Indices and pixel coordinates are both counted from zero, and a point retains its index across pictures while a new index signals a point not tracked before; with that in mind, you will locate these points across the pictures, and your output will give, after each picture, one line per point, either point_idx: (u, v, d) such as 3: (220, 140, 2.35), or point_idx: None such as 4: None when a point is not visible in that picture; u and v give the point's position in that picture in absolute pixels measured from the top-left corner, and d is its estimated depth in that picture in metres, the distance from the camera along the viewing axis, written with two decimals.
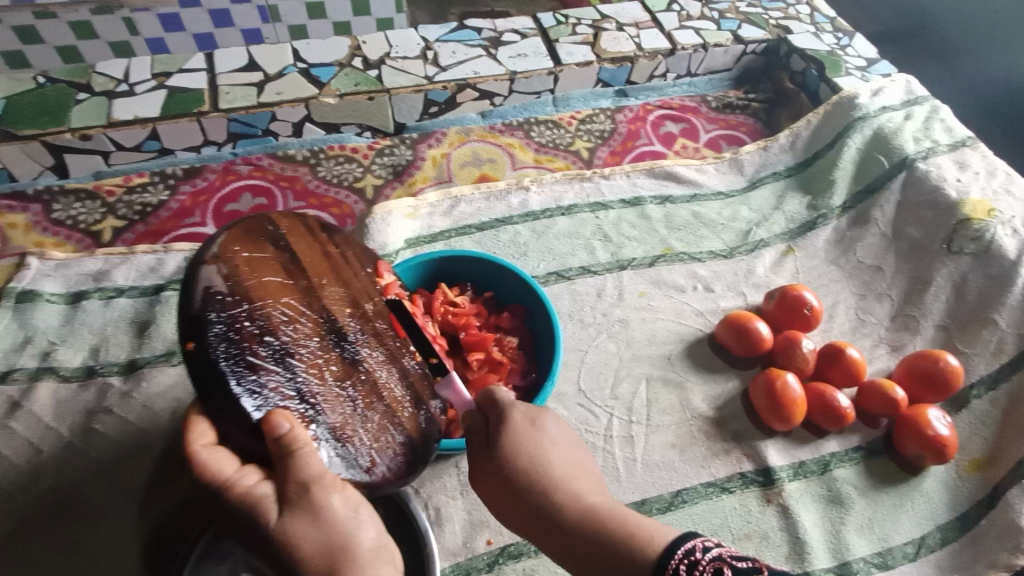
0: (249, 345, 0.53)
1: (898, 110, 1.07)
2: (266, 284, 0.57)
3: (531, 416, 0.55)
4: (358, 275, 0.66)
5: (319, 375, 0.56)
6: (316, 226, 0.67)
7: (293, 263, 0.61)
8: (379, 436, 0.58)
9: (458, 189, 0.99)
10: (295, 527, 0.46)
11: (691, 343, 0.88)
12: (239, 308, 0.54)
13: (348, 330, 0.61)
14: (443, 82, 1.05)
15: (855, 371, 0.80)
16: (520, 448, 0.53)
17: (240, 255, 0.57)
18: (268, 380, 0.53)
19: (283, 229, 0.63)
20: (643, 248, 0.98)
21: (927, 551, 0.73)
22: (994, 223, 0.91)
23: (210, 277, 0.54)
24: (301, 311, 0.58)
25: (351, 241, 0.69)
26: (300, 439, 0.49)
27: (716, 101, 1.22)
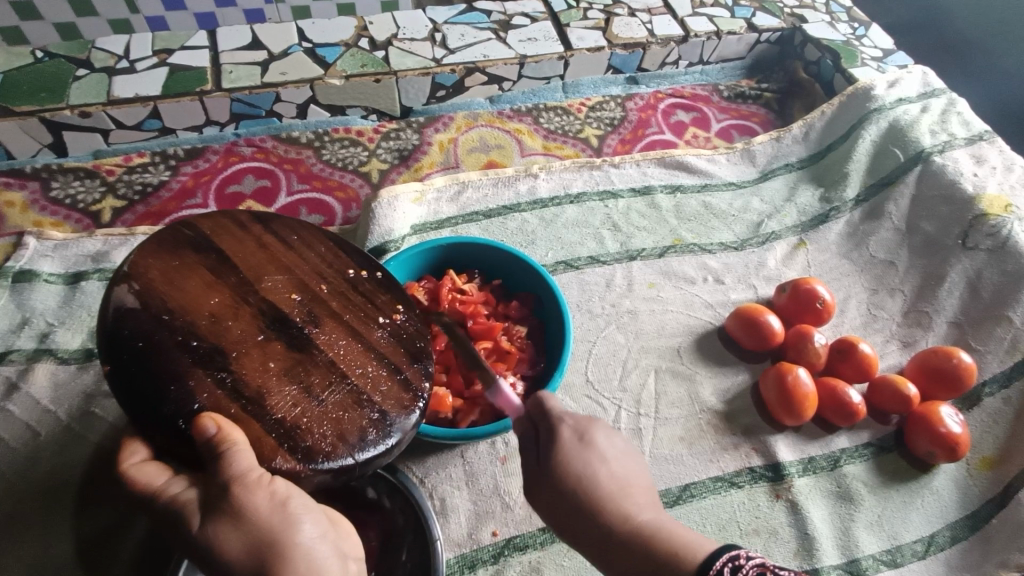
0: (170, 354, 0.54)
1: (915, 102, 1.05)
2: (188, 290, 0.57)
3: (582, 428, 0.51)
4: (306, 257, 0.64)
5: (260, 366, 0.55)
6: (246, 219, 0.65)
7: (221, 264, 0.60)
8: (340, 415, 0.55)
9: (465, 175, 0.97)
10: (218, 532, 0.44)
11: (701, 335, 0.87)
12: (157, 319, 0.55)
13: (294, 316, 0.59)
14: (452, 65, 1.03)
15: (866, 367, 0.79)
16: (570, 466, 0.50)
17: (154, 267, 0.58)
18: (197, 381, 0.53)
19: (207, 233, 0.62)
20: (653, 238, 0.96)
21: (936, 549, 0.72)
22: (1010, 218, 0.90)
23: (122, 296, 0.56)
24: (233, 308, 0.58)
25: (292, 224, 0.66)
26: (229, 438, 0.48)
27: (728, 91, 1.20)
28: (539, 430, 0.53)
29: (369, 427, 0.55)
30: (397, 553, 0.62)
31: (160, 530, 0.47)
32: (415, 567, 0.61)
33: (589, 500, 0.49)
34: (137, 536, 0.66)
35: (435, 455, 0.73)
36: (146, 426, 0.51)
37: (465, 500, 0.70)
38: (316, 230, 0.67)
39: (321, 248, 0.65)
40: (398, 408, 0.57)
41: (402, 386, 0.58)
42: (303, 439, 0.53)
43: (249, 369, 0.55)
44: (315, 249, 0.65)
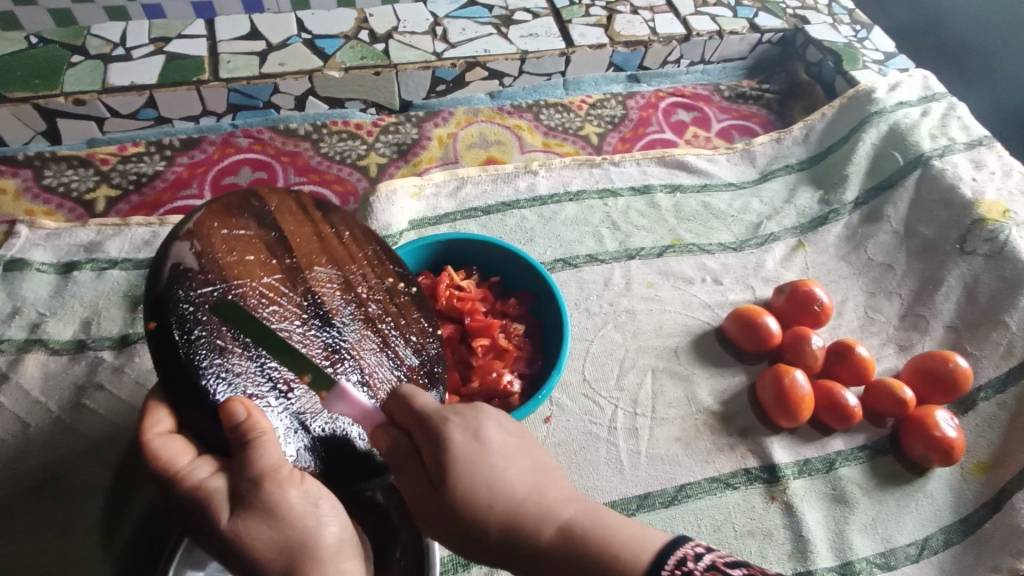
0: (218, 329, 0.51)
1: (915, 105, 1.05)
2: (245, 264, 0.54)
3: (473, 428, 0.49)
4: (355, 255, 0.63)
5: (291, 362, 0.54)
6: (310, 202, 0.62)
7: (278, 243, 0.58)
8: (357, 425, 0.57)
9: (464, 170, 0.96)
10: (248, 528, 0.44)
11: (698, 335, 0.87)
12: (211, 287, 0.52)
13: (334, 315, 0.59)
14: (452, 59, 1.02)
15: (863, 370, 0.80)
16: (466, 475, 0.47)
17: (218, 231, 0.54)
18: (235, 365, 0.51)
19: (272, 207, 0.59)
20: (652, 237, 0.96)
21: (930, 552, 0.72)
22: (1009, 224, 0.90)
23: (181, 253, 0.52)
24: (279, 292, 0.56)
25: (348, 219, 0.65)
26: (258, 428, 0.47)
27: (728, 91, 1.20)
28: (420, 440, 0.50)
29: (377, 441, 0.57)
30: (392, 550, 0.62)
31: (182, 513, 0.46)
32: (410, 565, 0.60)
33: (496, 509, 0.47)
34: (137, 513, 0.66)
35: None
36: (178, 398, 0.49)
37: None
38: (369, 230, 0.66)
39: (373, 249, 0.65)
40: None
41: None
42: (315, 444, 0.54)
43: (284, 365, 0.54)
44: (365, 249, 0.64)
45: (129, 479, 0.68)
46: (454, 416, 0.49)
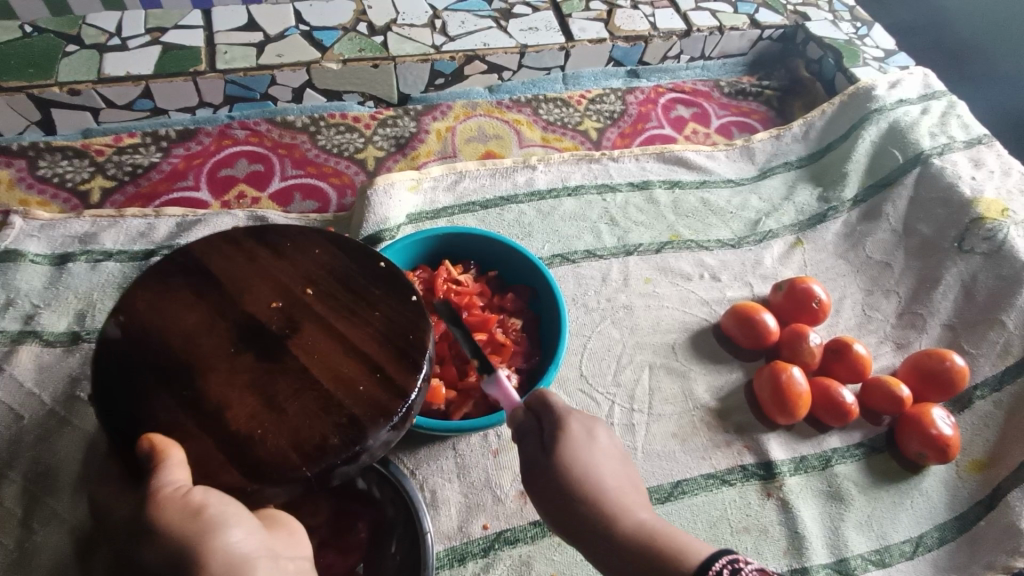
0: (138, 373, 0.54)
1: (916, 103, 1.05)
2: (164, 310, 0.58)
3: (588, 425, 0.53)
4: (294, 262, 0.63)
5: (228, 380, 0.54)
6: (236, 233, 0.64)
7: (202, 279, 0.60)
8: (306, 426, 0.53)
9: (463, 164, 0.96)
10: (141, 554, 0.44)
11: (696, 332, 0.87)
12: (127, 341, 0.56)
13: (271, 323, 0.58)
14: (451, 52, 1.01)
15: (860, 367, 0.80)
16: (575, 453, 0.51)
17: (133, 291, 0.59)
18: (162, 400, 0.53)
19: (192, 250, 0.62)
20: (650, 233, 0.96)
21: (925, 550, 0.72)
22: (1007, 223, 0.89)
23: (100, 323, 0.57)
24: (205, 323, 0.57)
25: (285, 233, 0.65)
26: (161, 454, 0.49)
27: (728, 87, 1.19)
28: (543, 427, 0.53)
29: (336, 437, 0.53)
30: (388, 545, 0.62)
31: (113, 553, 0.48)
32: (405, 560, 0.60)
33: (590, 499, 0.50)
34: None
35: (426, 447, 0.72)
36: (115, 447, 0.52)
37: (455, 492, 0.70)
38: (308, 233, 0.65)
39: (315, 252, 0.64)
40: (371, 411, 0.54)
41: (382, 385, 0.56)
42: (260, 456, 0.51)
43: (215, 384, 0.54)
44: (307, 253, 0.64)
45: None
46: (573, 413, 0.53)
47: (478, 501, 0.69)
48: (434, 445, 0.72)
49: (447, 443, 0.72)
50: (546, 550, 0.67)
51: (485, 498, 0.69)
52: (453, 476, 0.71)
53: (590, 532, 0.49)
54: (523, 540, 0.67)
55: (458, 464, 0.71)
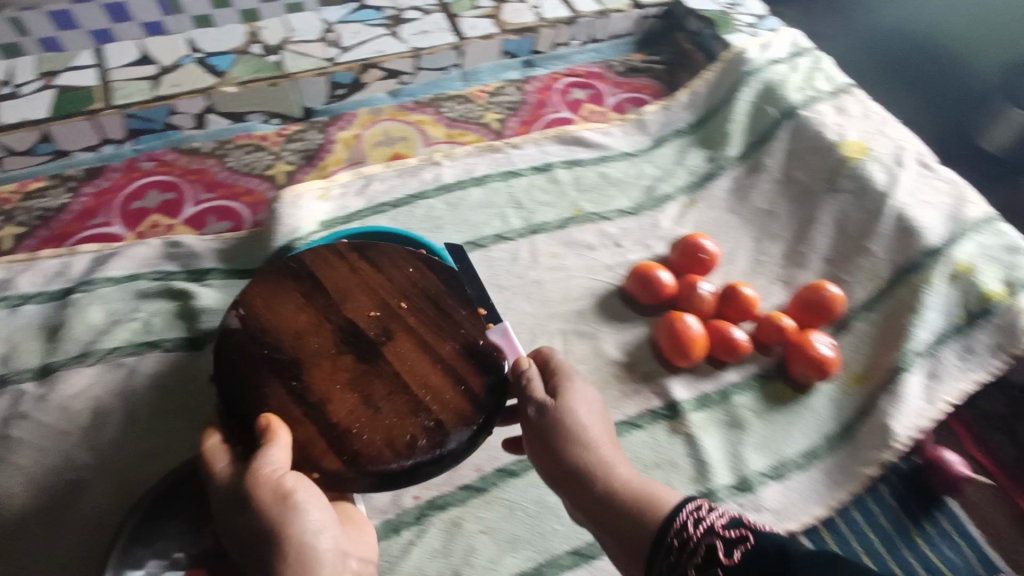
0: (259, 365, 0.65)
1: (785, 62, 1.13)
2: (282, 315, 0.68)
3: (592, 390, 0.65)
4: (385, 279, 0.72)
5: (331, 377, 0.65)
6: (345, 248, 0.74)
7: (315, 288, 0.70)
8: (399, 422, 0.64)
9: (368, 168, 1.00)
10: (244, 519, 0.54)
11: (602, 296, 0.94)
12: (252, 337, 0.66)
13: (370, 331, 0.68)
14: (346, 63, 1.05)
15: (748, 306, 0.88)
16: (575, 408, 0.62)
17: (257, 294, 0.69)
18: (276, 389, 0.64)
19: (308, 263, 0.72)
20: (555, 212, 1.02)
21: (815, 459, 0.81)
22: (868, 161, 0.99)
23: (230, 319, 0.68)
24: (319, 328, 0.68)
25: (383, 249, 0.74)
26: (273, 435, 0.59)
27: (620, 66, 1.26)
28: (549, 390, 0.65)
29: (424, 436, 0.63)
30: None
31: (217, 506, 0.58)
32: None
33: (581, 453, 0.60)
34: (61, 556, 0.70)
35: None
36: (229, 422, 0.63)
37: None
38: (403, 250, 0.74)
39: (411, 270, 0.73)
40: (451, 415, 0.65)
41: (461, 393, 0.66)
42: (358, 448, 0.62)
43: (319, 378, 0.65)
44: (400, 270, 0.72)
45: (49, 528, 0.71)
46: (580, 380, 0.65)
47: None
48: None
49: None
50: (475, 510, 0.74)
51: None
52: None
53: (580, 473, 0.60)
54: (453, 503, 0.74)
55: None
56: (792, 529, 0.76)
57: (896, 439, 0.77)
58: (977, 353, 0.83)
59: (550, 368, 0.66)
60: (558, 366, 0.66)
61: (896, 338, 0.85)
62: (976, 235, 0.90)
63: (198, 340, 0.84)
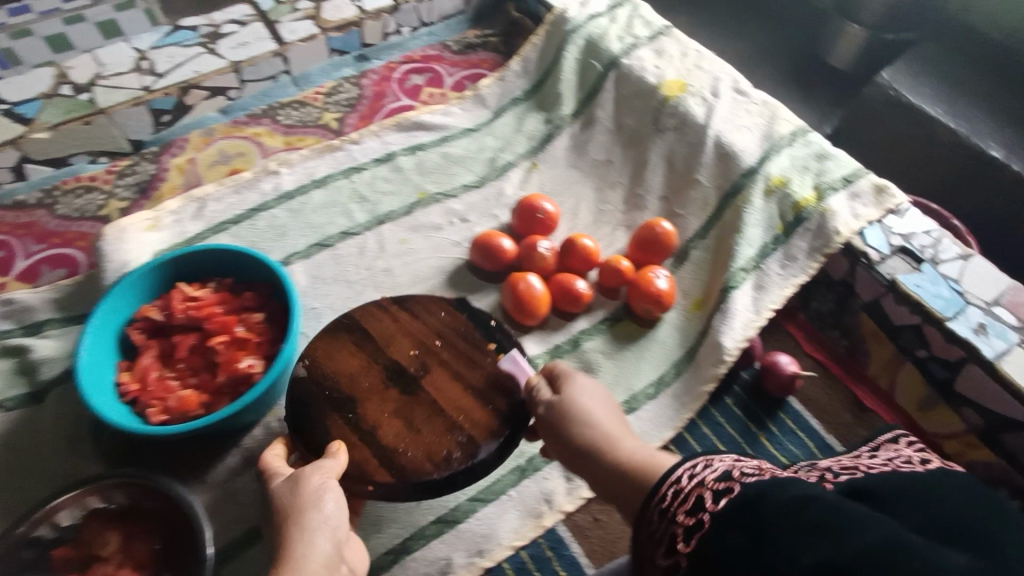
0: (320, 410, 0.75)
1: (604, 15, 1.15)
2: (341, 363, 0.79)
3: (594, 382, 0.70)
4: (428, 321, 0.83)
5: (382, 408, 0.76)
6: (389, 301, 0.85)
7: (365, 337, 0.81)
8: (437, 439, 0.73)
9: (201, 191, 0.99)
10: (285, 497, 0.63)
11: (452, 271, 0.96)
12: (324, 383, 0.78)
13: (411, 368, 0.78)
14: (163, 89, 1.04)
15: (588, 255, 0.91)
16: (578, 397, 0.68)
17: (320, 346, 0.80)
18: (336, 420, 0.75)
19: (358, 317, 0.82)
20: (400, 199, 1.03)
21: (665, 386, 0.85)
22: (686, 97, 1.02)
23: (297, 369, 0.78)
24: (371, 371, 0.78)
25: (421, 300, 0.85)
26: (336, 453, 0.69)
27: (456, 45, 1.26)
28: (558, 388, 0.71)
29: (459, 449, 0.73)
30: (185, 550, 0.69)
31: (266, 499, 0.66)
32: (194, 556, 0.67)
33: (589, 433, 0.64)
34: None
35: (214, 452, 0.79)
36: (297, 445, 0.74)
37: (245, 482, 0.77)
38: (439, 298, 0.85)
39: (444, 313, 0.83)
40: (482, 427, 0.74)
41: (484, 406, 0.75)
42: (406, 464, 0.72)
43: (372, 411, 0.75)
44: (434, 313, 0.83)
45: None
46: (581, 375, 0.71)
47: None
48: (219, 448, 0.79)
49: (233, 441, 0.80)
50: None
51: None
52: (240, 470, 0.78)
53: (589, 454, 0.63)
54: None
55: (245, 457, 0.79)
56: None
57: (727, 352, 0.82)
58: (796, 259, 0.87)
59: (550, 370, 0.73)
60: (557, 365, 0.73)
61: (725, 259, 0.90)
62: (788, 148, 0.94)
63: (40, 393, 0.82)
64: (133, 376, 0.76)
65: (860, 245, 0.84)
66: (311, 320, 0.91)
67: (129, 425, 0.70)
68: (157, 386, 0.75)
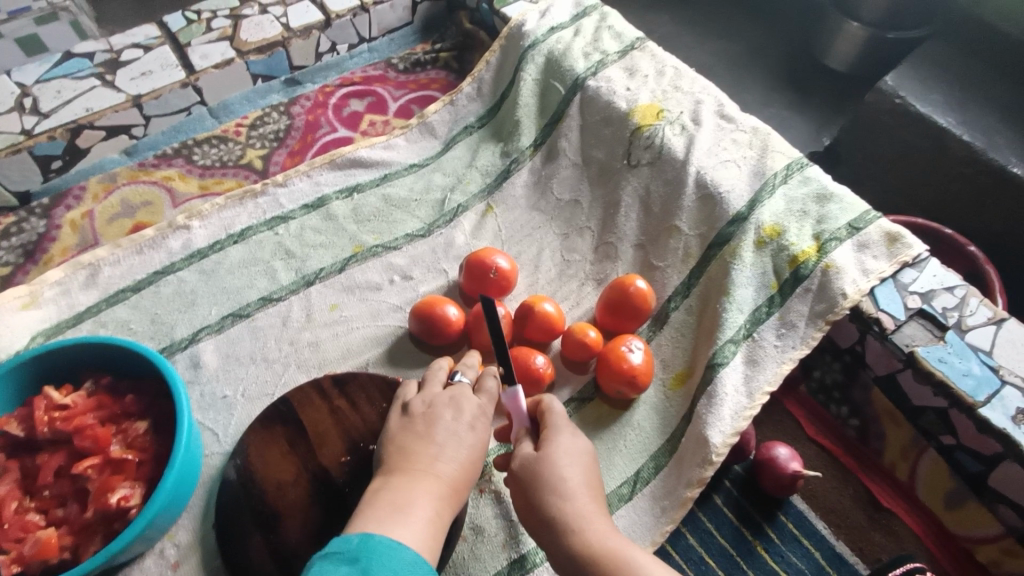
0: (234, 535, 0.66)
1: (568, 27, 1.00)
2: (270, 464, 0.70)
3: (580, 437, 0.60)
4: (365, 414, 0.73)
5: (301, 533, 0.66)
6: (327, 385, 0.74)
7: (298, 434, 0.72)
8: None
9: (93, 254, 0.84)
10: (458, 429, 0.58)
11: (391, 343, 0.81)
12: (242, 497, 0.68)
13: (338, 480, 0.69)
14: (47, 132, 0.88)
15: (549, 324, 0.76)
16: (557, 458, 0.57)
17: (250, 444, 0.71)
18: (256, 541, 0.66)
19: (295, 405, 0.73)
20: (331, 253, 0.88)
21: (642, 485, 0.71)
22: (662, 125, 0.87)
23: (227, 473, 0.70)
24: (294, 481, 0.69)
25: (364, 383, 0.75)
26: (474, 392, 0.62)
27: (402, 62, 1.11)
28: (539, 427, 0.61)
29: None
30: None
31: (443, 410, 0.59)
32: None
33: (565, 500, 0.54)
34: None
35: None
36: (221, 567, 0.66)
37: None
38: (382, 381, 0.75)
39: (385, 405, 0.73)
40: None
41: None
42: None
43: (293, 537, 0.66)
44: (376, 405, 0.73)
45: None
46: (568, 429, 0.60)
47: None
48: None
49: None
50: None
51: None
52: None
53: (556, 529, 0.53)
54: None
55: None
56: None
57: (715, 450, 0.68)
58: (795, 327, 0.73)
59: (540, 411, 0.62)
60: (551, 410, 0.61)
61: (711, 327, 0.75)
62: (782, 187, 0.80)
63: None
64: None
65: (871, 309, 0.70)
66: (220, 413, 0.76)
67: None
68: (13, 524, 0.61)
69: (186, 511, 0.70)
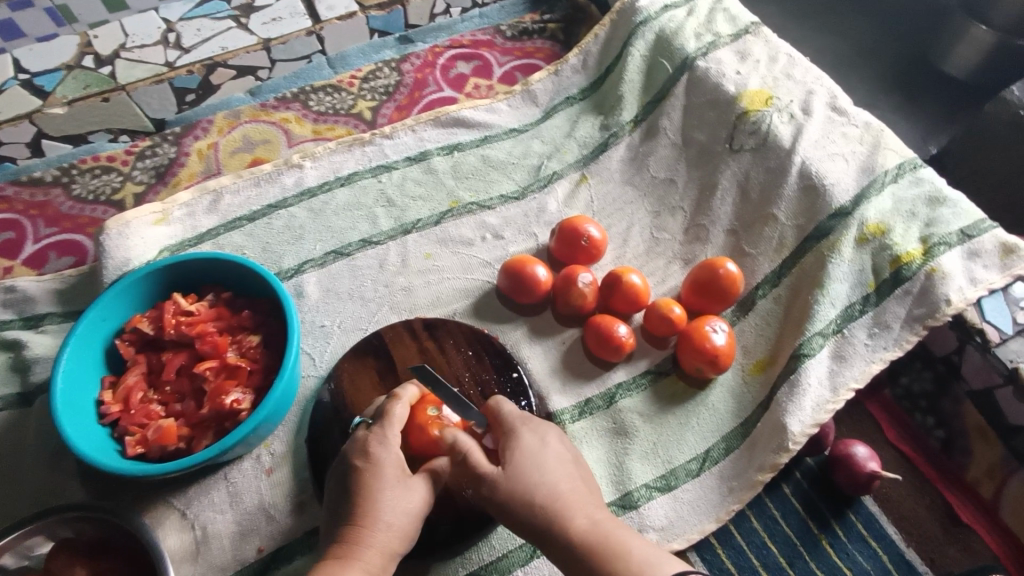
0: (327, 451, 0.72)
1: (681, 6, 0.99)
2: (363, 391, 0.75)
3: (540, 434, 0.62)
4: (452, 358, 0.77)
5: None
6: (418, 327, 0.79)
7: (388, 368, 0.76)
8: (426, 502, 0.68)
9: (216, 182, 0.91)
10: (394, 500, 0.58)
11: (478, 296, 0.85)
12: (337, 417, 0.74)
13: None
14: (187, 66, 1.01)
15: (635, 296, 0.78)
16: (529, 463, 0.59)
17: (345, 370, 0.77)
18: None
19: (387, 340, 0.78)
20: (429, 206, 0.92)
21: (711, 464, 0.72)
22: (770, 112, 0.86)
23: (323, 394, 0.75)
24: None
25: (452, 330, 0.79)
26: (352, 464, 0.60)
27: (510, 30, 1.13)
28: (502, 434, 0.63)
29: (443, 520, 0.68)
30: None
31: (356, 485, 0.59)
32: None
33: (542, 494, 0.57)
34: None
35: (197, 484, 0.72)
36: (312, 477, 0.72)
37: (228, 523, 0.71)
38: (468, 330, 0.79)
39: (469, 353, 0.77)
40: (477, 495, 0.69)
41: None
42: None
43: None
44: (462, 351, 0.77)
45: None
46: (527, 426, 0.62)
47: (252, 526, 0.70)
48: (205, 480, 0.73)
49: (219, 473, 0.73)
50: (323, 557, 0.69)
51: (260, 520, 0.71)
52: (224, 508, 0.71)
53: (544, 527, 0.56)
54: (300, 553, 0.69)
55: (230, 493, 0.72)
56: (681, 548, 0.68)
57: (792, 438, 0.68)
58: (889, 329, 0.72)
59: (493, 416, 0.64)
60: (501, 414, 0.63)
61: (799, 319, 0.75)
62: (892, 186, 0.78)
63: (28, 396, 0.78)
64: (117, 397, 0.70)
65: (975, 319, 0.69)
66: (319, 339, 0.82)
67: (102, 458, 0.64)
68: (138, 410, 0.69)
69: (283, 424, 0.76)
